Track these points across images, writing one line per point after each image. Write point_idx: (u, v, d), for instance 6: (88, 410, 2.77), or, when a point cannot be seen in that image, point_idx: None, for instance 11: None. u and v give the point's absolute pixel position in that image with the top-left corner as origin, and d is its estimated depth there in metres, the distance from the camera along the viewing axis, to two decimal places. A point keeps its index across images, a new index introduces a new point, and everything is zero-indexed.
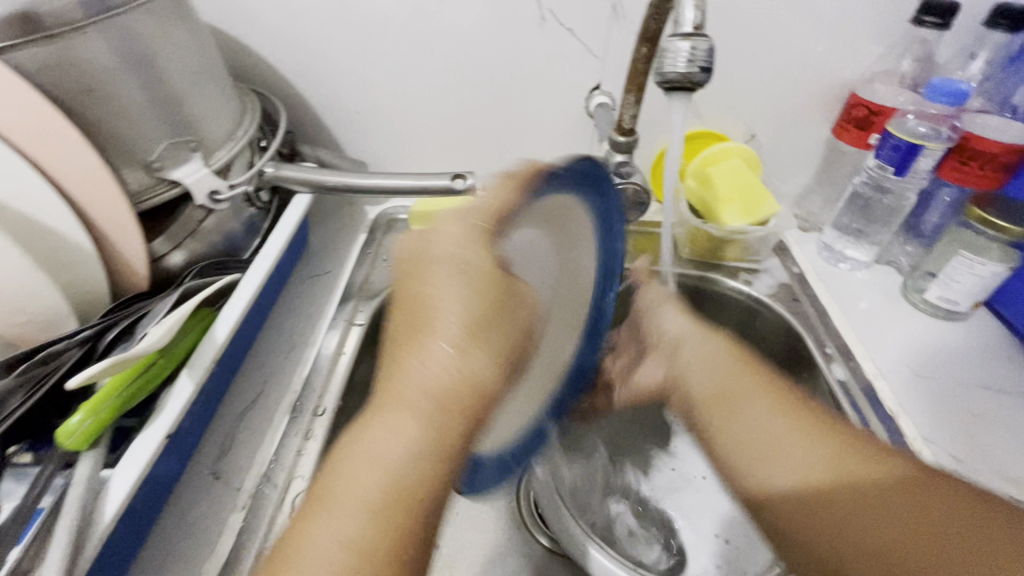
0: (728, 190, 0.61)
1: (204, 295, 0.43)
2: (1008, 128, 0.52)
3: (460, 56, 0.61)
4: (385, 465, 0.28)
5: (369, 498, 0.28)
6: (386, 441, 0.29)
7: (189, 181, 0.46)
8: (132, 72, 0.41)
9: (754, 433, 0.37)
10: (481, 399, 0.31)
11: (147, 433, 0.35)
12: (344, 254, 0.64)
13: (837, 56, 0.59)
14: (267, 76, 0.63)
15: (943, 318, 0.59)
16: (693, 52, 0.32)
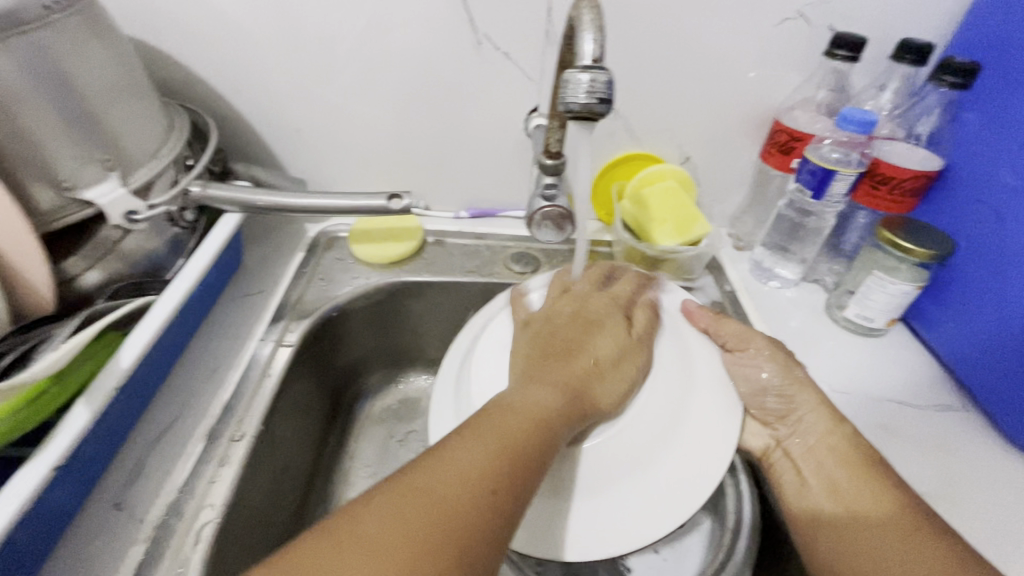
0: (661, 210, 0.63)
1: (112, 318, 0.41)
2: (913, 155, 0.56)
3: (398, 76, 0.62)
4: (464, 476, 0.30)
5: (439, 506, 0.28)
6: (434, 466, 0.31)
7: (103, 202, 0.45)
8: (41, 89, 0.40)
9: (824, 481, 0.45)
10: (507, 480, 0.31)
11: (34, 464, 0.34)
12: (279, 273, 0.63)
13: (759, 84, 0.61)
14: (202, 92, 0.62)
15: (862, 335, 0.61)
16: (593, 84, 0.34)
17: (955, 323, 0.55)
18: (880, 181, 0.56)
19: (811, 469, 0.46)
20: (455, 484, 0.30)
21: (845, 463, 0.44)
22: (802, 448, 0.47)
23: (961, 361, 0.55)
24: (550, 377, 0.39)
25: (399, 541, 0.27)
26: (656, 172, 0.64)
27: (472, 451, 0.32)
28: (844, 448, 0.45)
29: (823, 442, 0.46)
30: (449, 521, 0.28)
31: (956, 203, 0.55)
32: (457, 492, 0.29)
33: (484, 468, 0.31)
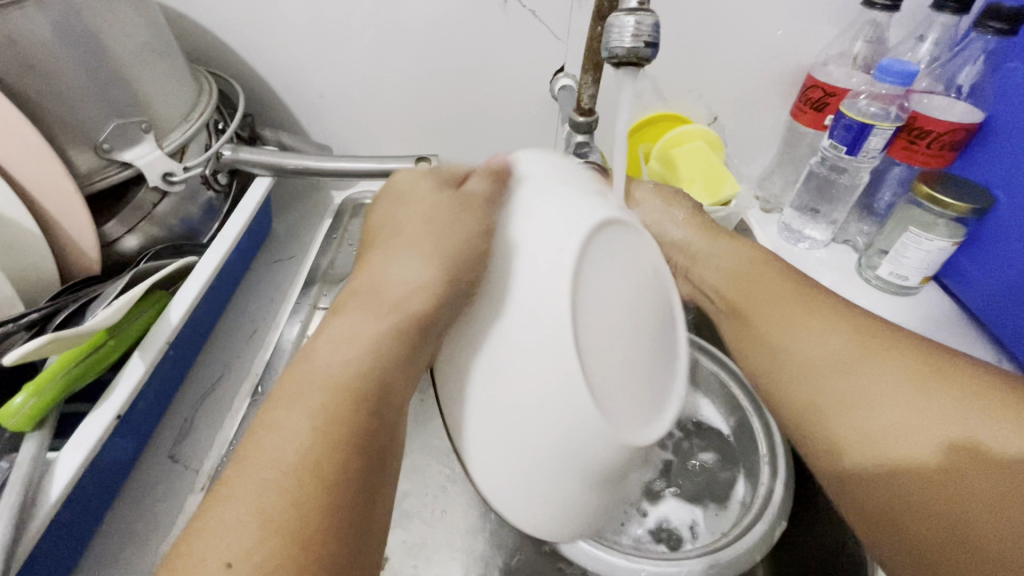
0: (689, 170, 0.62)
1: (159, 276, 0.42)
2: (952, 109, 0.55)
3: (422, 36, 0.60)
4: (300, 485, 0.24)
5: (307, 450, 0.25)
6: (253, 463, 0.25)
7: (141, 163, 0.46)
8: (73, 49, 0.40)
9: (977, 501, 0.29)
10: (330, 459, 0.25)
11: (97, 413, 0.35)
12: (309, 238, 0.63)
13: (792, 39, 0.60)
14: (224, 57, 0.62)
15: (895, 294, 0.61)
16: (639, 28, 0.33)
17: (992, 280, 0.55)
18: (918, 135, 0.55)
19: (966, 489, 0.30)
20: (286, 449, 0.25)
21: (915, 413, 0.32)
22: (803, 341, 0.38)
23: (996, 317, 0.55)
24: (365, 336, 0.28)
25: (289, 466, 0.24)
26: (685, 132, 0.63)
27: (322, 384, 0.27)
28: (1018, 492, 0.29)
29: (930, 440, 0.32)
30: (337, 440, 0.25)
31: (996, 155, 0.54)
32: (313, 452, 0.25)
33: (318, 406, 0.26)
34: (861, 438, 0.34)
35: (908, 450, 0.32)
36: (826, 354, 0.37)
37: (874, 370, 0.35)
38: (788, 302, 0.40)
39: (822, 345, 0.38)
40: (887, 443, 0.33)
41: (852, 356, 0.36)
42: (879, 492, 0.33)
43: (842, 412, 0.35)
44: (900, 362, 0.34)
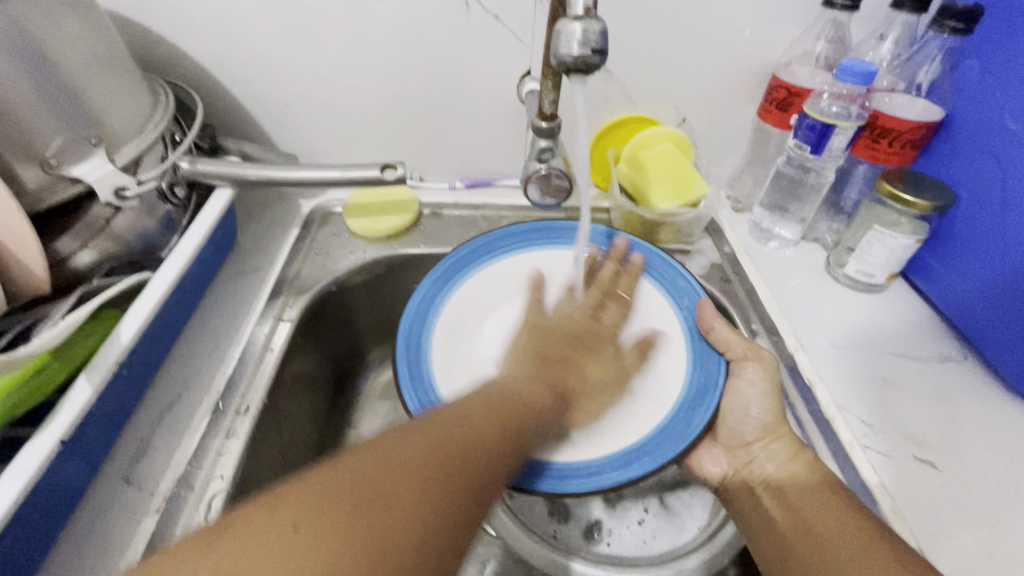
0: (658, 172, 0.62)
1: (108, 294, 0.41)
2: (914, 106, 0.55)
3: (385, 42, 0.60)
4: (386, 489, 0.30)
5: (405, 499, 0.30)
6: (380, 447, 0.32)
7: (92, 178, 0.44)
8: (13, 64, 0.38)
9: (828, 520, 0.39)
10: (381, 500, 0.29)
11: (39, 439, 0.34)
12: (276, 249, 0.62)
13: (756, 40, 0.60)
14: (183, 65, 0.60)
15: (863, 291, 0.61)
16: (586, 35, 0.33)
17: (954, 276, 0.56)
18: (880, 133, 0.55)
19: (824, 509, 0.39)
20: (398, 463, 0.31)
21: (813, 487, 0.41)
22: (789, 485, 0.43)
23: (959, 314, 0.56)
24: (545, 370, 0.45)
25: (416, 453, 0.32)
26: (653, 134, 0.63)
27: (471, 423, 0.36)
28: (850, 522, 0.38)
29: (805, 469, 0.43)
30: (436, 471, 0.32)
31: (956, 152, 0.54)
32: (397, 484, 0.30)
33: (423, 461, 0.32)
34: (778, 473, 0.44)
35: (795, 479, 0.43)
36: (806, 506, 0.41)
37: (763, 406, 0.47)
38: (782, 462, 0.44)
39: (806, 492, 0.41)
40: (783, 476, 0.43)
41: (785, 445, 0.45)
42: (775, 516, 0.42)
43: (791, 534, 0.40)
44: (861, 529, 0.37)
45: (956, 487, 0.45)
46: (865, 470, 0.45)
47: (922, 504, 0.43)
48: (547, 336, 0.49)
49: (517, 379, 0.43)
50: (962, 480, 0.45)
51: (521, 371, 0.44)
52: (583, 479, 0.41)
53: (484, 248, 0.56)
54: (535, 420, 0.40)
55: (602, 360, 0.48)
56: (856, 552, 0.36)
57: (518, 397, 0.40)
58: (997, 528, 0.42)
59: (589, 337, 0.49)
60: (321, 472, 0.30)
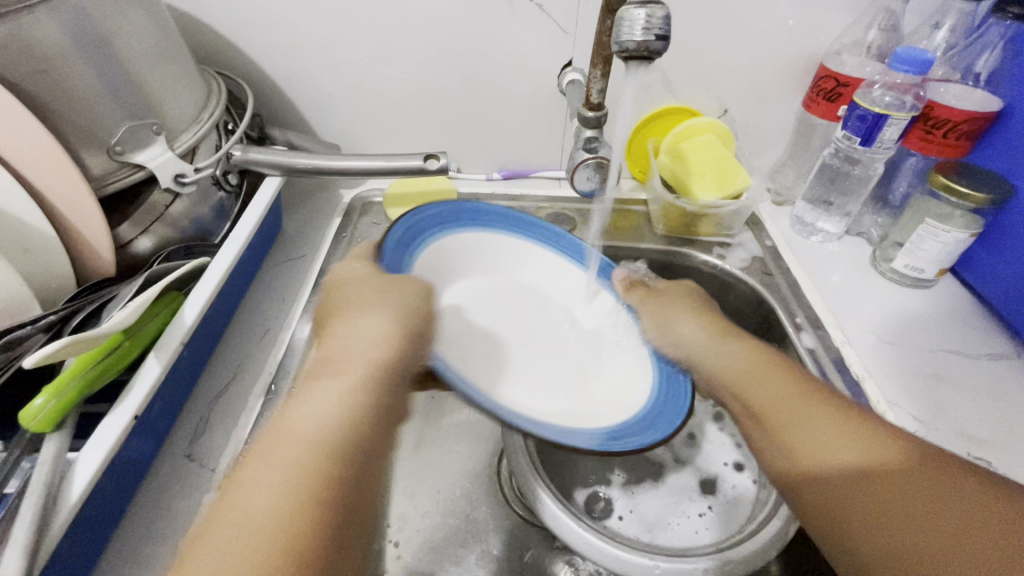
0: (700, 163, 0.61)
1: (172, 277, 0.42)
2: (970, 97, 0.54)
3: (428, 33, 0.60)
4: (277, 506, 0.27)
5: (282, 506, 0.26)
6: (261, 463, 0.29)
7: (153, 165, 0.46)
8: (82, 50, 0.40)
9: (928, 506, 0.31)
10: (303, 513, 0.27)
11: (115, 413, 0.35)
12: (320, 237, 0.63)
13: (805, 29, 0.59)
14: (232, 56, 0.62)
15: (910, 286, 0.60)
16: (650, 20, 0.33)
17: (1010, 273, 0.54)
18: (934, 125, 0.54)
19: (915, 488, 0.32)
20: (266, 491, 0.27)
21: (827, 415, 0.36)
22: (801, 423, 0.37)
23: (1015, 312, 0.54)
24: (376, 305, 0.39)
25: (269, 508, 0.26)
26: (695, 125, 0.62)
27: (280, 460, 0.28)
28: (957, 498, 0.31)
29: (859, 443, 0.35)
30: (314, 454, 0.29)
31: (1015, 145, 0.53)
32: (273, 511, 0.26)
33: (296, 459, 0.29)
34: (813, 456, 0.35)
35: (847, 462, 0.34)
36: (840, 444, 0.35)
37: (781, 390, 0.39)
38: (779, 399, 0.39)
39: (830, 425, 0.36)
40: (831, 454, 0.35)
41: (802, 403, 0.38)
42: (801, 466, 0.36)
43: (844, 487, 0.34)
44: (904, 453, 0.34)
45: None
46: None
47: None
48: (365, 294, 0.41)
49: (369, 343, 0.36)
50: (1019, 479, 0.44)
51: (381, 330, 0.37)
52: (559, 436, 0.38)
53: (509, 219, 0.56)
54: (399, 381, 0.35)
55: (400, 296, 0.40)
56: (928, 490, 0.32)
57: (347, 403, 0.32)
58: None
59: (364, 300, 0.40)
60: (209, 530, 0.26)
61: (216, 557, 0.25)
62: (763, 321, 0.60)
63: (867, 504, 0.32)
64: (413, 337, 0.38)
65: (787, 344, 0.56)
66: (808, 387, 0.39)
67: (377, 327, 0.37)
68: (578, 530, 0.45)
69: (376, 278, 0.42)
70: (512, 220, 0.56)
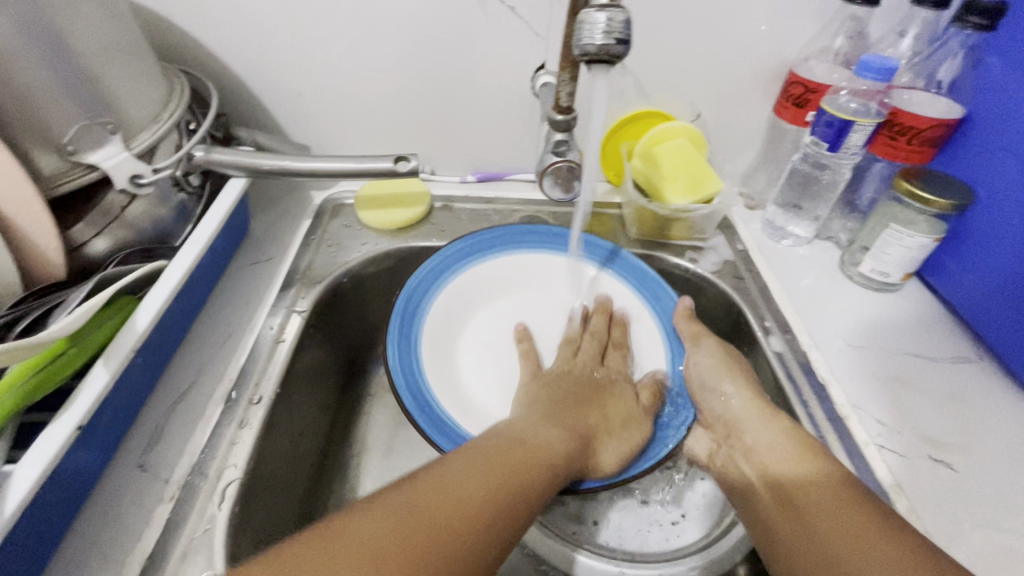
0: (672, 167, 0.61)
1: (124, 281, 0.41)
2: (933, 104, 0.55)
3: (399, 33, 0.59)
4: (417, 529, 0.32)
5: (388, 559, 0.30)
6: (380, 502, 0.34)
7: (108, 165, 0.44)
8: (33, 45, 0.38)
9: (836, 516, 0.39)
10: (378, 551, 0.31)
11: (58, 424, 0.34)
12: (289, 239, 0.62)
13: (774, 35, 0.59)
14: (197, 54, 0.60)
15: (877, 290, 0.61)
16: (610, 24, 0.32)
17: (970, 277, 0.55)
18: (898, 131, 0.55)
19: (849, 528, 0.38)
20: (373, 545, 0.31)
21: (799, 451, 0.44)
22: (783, 463, 0.44)
23: (976, 315, 0.55)
24: (562, 419, 0.46)
25: (382, 529, 0.32)
26: (667, 129, 0.63)
27: (470, 480, 0.36)
28: (859, 521, 0.38)
29: (803, 464, 0.43)
30: (494, 501, 0.36)
31: (976, 152, 0.54)
32: (394, 548, 0.31)
33: (474, 497, 0.35)
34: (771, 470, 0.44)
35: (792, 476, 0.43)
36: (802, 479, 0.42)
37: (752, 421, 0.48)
38: (767, 442, 0.46)
39: (798, 467, 0.43)
40: (783, 471, 0.44)
41: (782, 447, 0.45)
42: (770, 508, 0.43)
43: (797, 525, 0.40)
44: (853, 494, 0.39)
45: (972, 489, 0.44)
46: (879, 469, 0.45)
47: (937, 503, 0.43)
48: (563, 383, 0.52)
49: (531, 427, 0.44)
50: (978, 481, 0.45)
51: (533, 415, 0.46)
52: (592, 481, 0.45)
53: (508, 237, 0.60)
54: (549, 463, 0.41)
55: (619, 407, 0.50)
56: (860, 525, 0.37)
57: (554, 442, 0.43)
58: (1013, 529, 0.42)
59: (597, 388, 0.52)
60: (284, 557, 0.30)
61: (328, 573, 0.29)
62: (734, 325, 0.61)
63: (797, 510, 0.41)
64: (560, 406, 0.48)
65: (756, 348, 0.56)
66: (807, 441, 0.44)
67: (534, 409, 0.47)
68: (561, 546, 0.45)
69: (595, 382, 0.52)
70: (512, 238, 0.60)
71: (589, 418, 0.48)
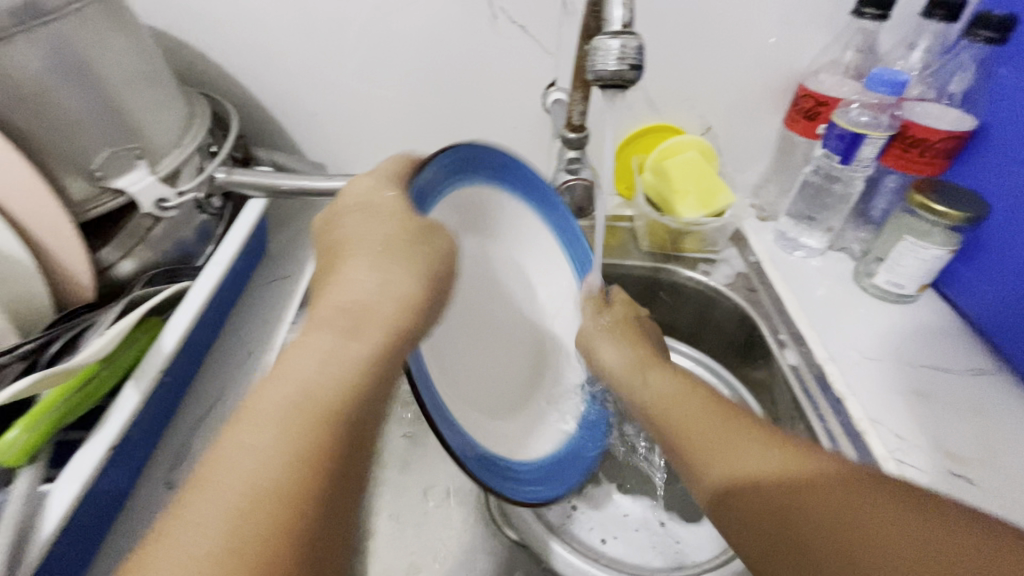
0: (684, 181, 0.62)
1: (151, 303, 0.42)
2: (946, 116, 0.55)
3: (412, 53, 0.61)
4: (281, 450, 0.26)
5: (277, 486, 0.25)
6: (246, 423, 0.27)
7: (135, 190, 0.45)
8: (65, 77, 0.40)
9: (845, 513, 0.29)
10: (271, 483, 0.25)
11: (92, 444, 0.35)
12: (306, 256, 0.64)
13: (783, 49, 0.60)
14: (217, 78, 0.62)
15: (892, 301, 0.61)
16: (623, 50, 0.33)
17: (989, 289, 0.55)
18: (911, 143, 0.55)
19: (867, 508, 0.29)
20: (260, 462, 0.25)
21: (729, 428, 0.36)
22: (701, 431, 0.37)
23: (995, 327, 0.55)
24: (395, 256, 0.35)
25: (268, 449, 0.26)
26: (678, 142, 0.63)
27: (302, 367, 0.29)
28: (896, 519, 0.28)
29: (770, 453, 0.33)
30: (310, 403, 0.28)
31: (991, 164, 0.54)
32: (265, 482, 0.25)
33: (270, 457, 0.26)
34: (723, 469, 0.34)
35: (732, 475, 0.33)
36: (746, 459, 0.33)
37: (703, 406, 0.39)
38: (698, 413, 0.38)
39: (737, 443, 0.35)
40: (758, 471, 0.32)
41: (693, 403, 0.39)
42: (733, 500, 0.33)
43: (782, 525, 0.30)
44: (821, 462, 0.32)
45: (994, 504, 0.44)
46: None
47: None
48: (379, 249, 0.36)
49: (317, 324, 0.31)
50: (999, 496, 0.44)
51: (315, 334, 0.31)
52: (505, 479, 0.42)
53: (538, 194, 0.51)
54: (375, 367, 0.31)
55: (437, 252, 0.37)
56: (887, 516, 0.28)
57: (340, 345, 0.30)
58: None
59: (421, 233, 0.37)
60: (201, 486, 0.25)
61: (189, 545, 0.23)
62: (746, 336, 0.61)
63: (786, 514, 0.30)
64: (386, 279, 0.34)
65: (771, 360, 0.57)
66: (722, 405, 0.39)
67: (373, 278, 0.34)
68: (558, 552, 0.48)
69: (410, 219, 0.37)
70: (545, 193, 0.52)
71: (392, 312, 0.33)
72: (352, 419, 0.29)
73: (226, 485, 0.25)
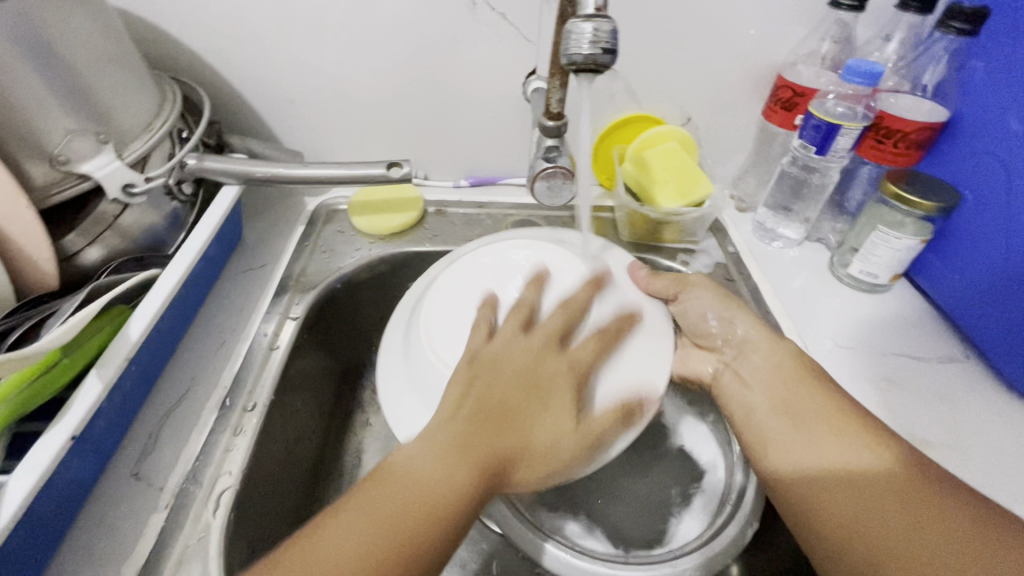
0: (664, 172, 0.62)
1: (116, 291, 0.41)
2: (919, 107, 0.56)
3: (390, 40, 0.60)
4: (452, 470, 0.34)
5: (407, 511, 0.32)
6: (429, 445, 0.35)
7: (100, 175, 0.44)
8: (24, 57, 0.38)
9: (886, 513, 0.36)
10: (438, 508, 0.32)
11: (51, 434, 0.34)
12: (283, 246, 0.63)
13: (762, 39, 0.60)
14: (188, 63, 0.60)
15: (867, 291, 0.62)
16: (596, 33, 0.33)
17: (959, 278, 0.56)
18: (885, 135, 0.55)
19: (906, 509, 0.36)
20: (433, 481, 0.33)
21: (829, 420, 0.41)
22: (790, 410, 0.42)
23: (964, 316, 0.56)
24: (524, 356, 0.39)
25: (431, 480, 0.33)
26: (657, 133, 0.63)
27: (449, 433, 0.35)
28: (931, 513, 0.35)
29: (870, 451, 0.38)
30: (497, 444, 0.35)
31: (962, 156, 0.54)
32: (426, 502, 0.32)
33: (456, 477, 0.33)
34: (797, 461, 0.40)
35: (815, 470, 0.39)
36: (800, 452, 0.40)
37: (817, 413, 0.41)
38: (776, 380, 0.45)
39: (817, 427, 0.41)
40: (816, 463, 0.39)
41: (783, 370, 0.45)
42: (797, 467, 0.40)
43: (833, 505, 0.38)
44: (884, 455, 0.38)
45: None
46: None
47: None
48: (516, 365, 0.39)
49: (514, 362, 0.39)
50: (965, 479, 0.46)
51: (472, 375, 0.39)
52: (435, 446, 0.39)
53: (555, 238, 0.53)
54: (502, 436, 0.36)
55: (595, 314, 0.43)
56: (919, 512, 0.35)
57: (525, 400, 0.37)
58: None
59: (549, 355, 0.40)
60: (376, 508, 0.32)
61: (332, 546, 0.31)
62: None
63: (835, 503, 0.38)
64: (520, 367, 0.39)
65: None
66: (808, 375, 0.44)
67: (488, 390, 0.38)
68: (549, 550, 0.46)
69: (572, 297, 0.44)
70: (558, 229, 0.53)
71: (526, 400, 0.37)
72: (491, 451, 0.35)
73: (375, 502, 0.32)
